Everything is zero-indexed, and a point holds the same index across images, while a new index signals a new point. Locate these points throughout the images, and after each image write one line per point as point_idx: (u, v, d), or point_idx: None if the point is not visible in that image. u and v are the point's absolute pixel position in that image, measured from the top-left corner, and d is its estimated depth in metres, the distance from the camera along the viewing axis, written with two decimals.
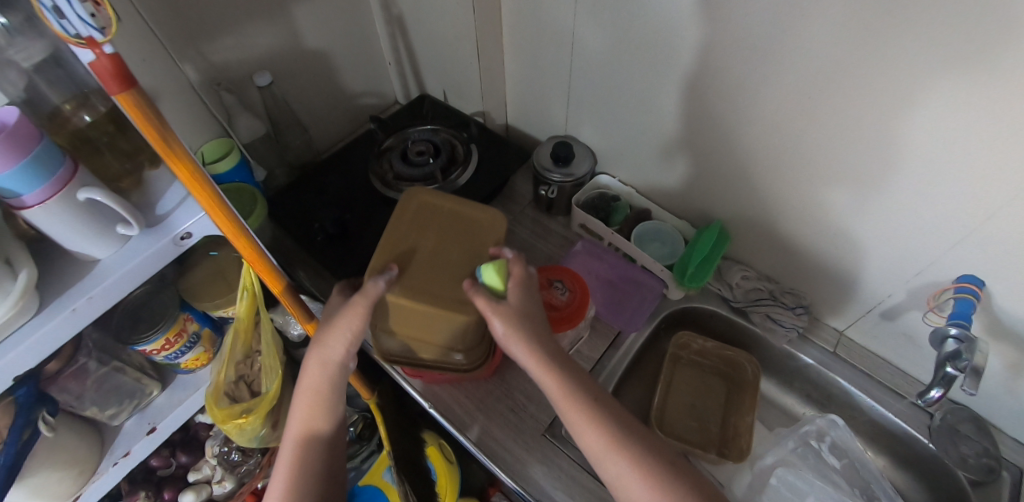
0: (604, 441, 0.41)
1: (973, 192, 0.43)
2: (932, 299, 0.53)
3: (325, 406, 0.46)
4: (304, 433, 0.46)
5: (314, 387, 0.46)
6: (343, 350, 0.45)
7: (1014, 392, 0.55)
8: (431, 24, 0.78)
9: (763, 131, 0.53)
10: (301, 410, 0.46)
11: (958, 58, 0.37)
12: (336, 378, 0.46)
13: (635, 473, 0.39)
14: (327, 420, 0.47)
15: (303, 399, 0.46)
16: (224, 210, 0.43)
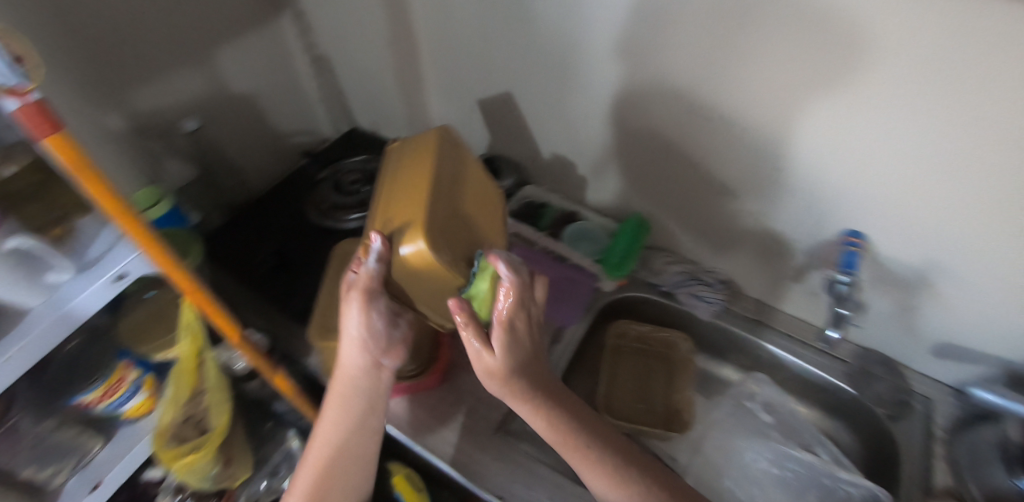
0: (596, 467, 0.45)
1: (843, 154, 0.50)
2: (827, 254, 0.60)
3: (352, 415, 0.48)
4: (326, 444, 0.48)
5: (341, 395, 0.48)
6: (367, 359, 0.47)
7: (905, 329, 0.63)
8: (355, 59, 0.83)
9: (669, 120, 0.61)
10: (330, 417, 0.48)
11: (803, 38, 0.45)
12: (364, 386, 0.48)
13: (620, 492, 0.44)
14: (349, 430, 0.48)
15: (330, 406, 0.48)
16: (158, 245, 0.43)
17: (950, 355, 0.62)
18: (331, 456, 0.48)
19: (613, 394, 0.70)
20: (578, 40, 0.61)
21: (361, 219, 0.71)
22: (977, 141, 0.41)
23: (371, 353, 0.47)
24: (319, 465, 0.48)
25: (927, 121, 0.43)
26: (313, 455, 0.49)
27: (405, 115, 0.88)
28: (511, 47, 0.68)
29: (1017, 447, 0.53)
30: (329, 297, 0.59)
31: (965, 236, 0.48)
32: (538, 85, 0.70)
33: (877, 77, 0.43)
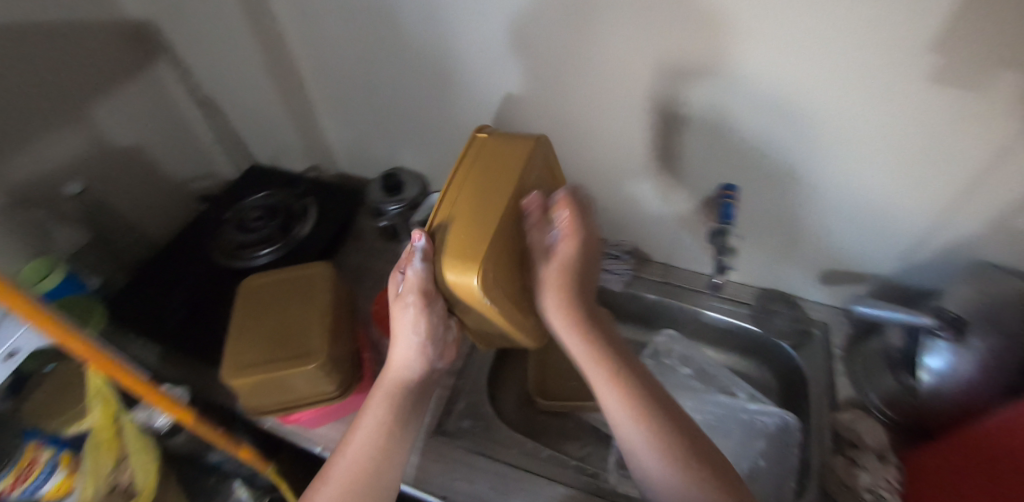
0: (620, 399, 0.48)
1: (698, 116, 0.60)
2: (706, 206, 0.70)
3: (393, 411, 0.51)
4: (362, 440, 0.50)
5: (386, 392, 0.52)
6: (415, 354, 0.50)
7: (775, 264, 0.75)
8: (242, 97, 0.84)
9: (552, 113, 0.68)
10: (371, 415, 0.50)
11: (638, 24, 0.53)
12: (408, 385, 0.52)
13: (641, 428, 0.47)
14: (387, 427, 0.50)
15: (373, 404, 0.51)
16: (42, 314, 0.40)
17: (836, 279, 0.73)
18: (367, 449, 0.49)
19: (546, 378, 0.72)
20: (454, 48, 0.66)
21: (270, 254, 0.72)
22: (822, 70, 0.49)
23: (418, 347, 0.49)
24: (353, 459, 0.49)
25: (767, 70, 0.52)
26: (351, 449, 0.50)
27: (303, 144, 0.89)
28: (390, 61, 0.71)
29: (899, 351, 0.64)
30: (238, 333, 0.57)
31: (835, 158, 0.57)
32: (423, 95, 0.74)
33: (715, 42, 0.51)
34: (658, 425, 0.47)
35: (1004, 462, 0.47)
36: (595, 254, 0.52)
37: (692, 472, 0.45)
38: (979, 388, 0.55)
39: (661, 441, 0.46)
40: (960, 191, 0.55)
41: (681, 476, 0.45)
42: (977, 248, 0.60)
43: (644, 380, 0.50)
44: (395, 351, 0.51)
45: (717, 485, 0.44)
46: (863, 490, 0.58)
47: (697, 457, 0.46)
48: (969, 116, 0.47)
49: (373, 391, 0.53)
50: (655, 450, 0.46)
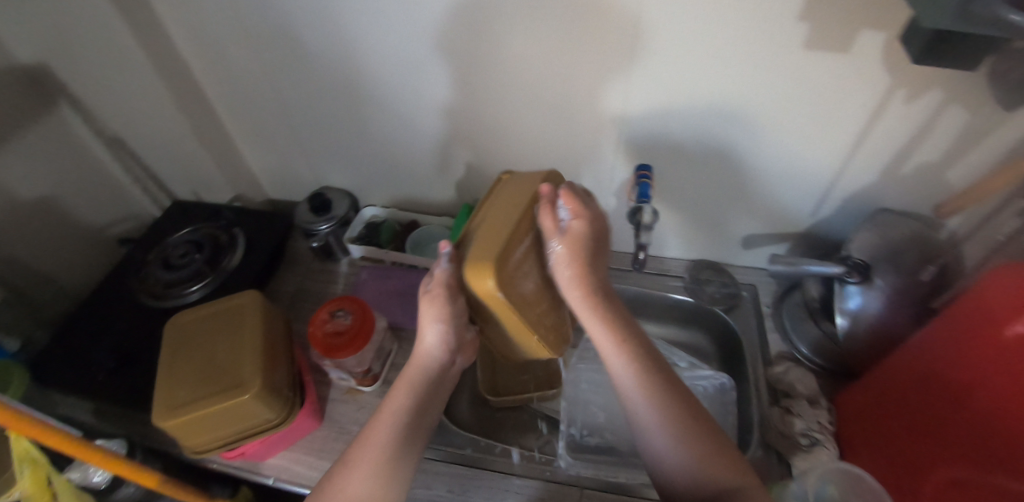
0: (631, 366, 0.50)
1: (604, 102, 0.63)
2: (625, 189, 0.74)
3: (421, 395, 0.52)
4: (387, 421, 0.50)
5: (414, 377, 0.52)
6: (441, 340, 0.50)
7: (695, 235, 0.80)
8: (150, 135, 0.81)
9: (466, 116, 0.70)
10: (397, 398, 0.51)
11: (537, 20, 0.56)
12: (435, 370, 0.53)
13: (646, 394, 0.49)
14: (415, 408, 0.51)
15: (397, 390, 0.52)
16: None
17: (755, 242, 0.78)
18: (389, 429, 0.50)
19: (497, 375, 0.72)
20: (360, 63, 0.66)
21: (201, 289, 0.72)
22: (707, 46, 0.54)
23: (443, 338, 0.50)
24: (377, 441, 0.49)
25: (675, 62, 0.57)
26: (376, 430, 0.50)
27: (222, 174, 0.86)
28: (300, 82, 0.71)
29: (818, 301, 0.69)
30: (167, 372, 0.55)
31: (745, 132, 0.63)
32: (339, 113, 0.74)
33: (622, 45, 0.56)
34: (661, 390, 0.49)
35: (910, 391, 0.53)
36: (606, 245, 0.53)
37: (684, 432, 0.48)
38: (890, 322, 0.61)
39: (661, 408, 0.49)
40: (850, 148, 0.62)
41: (676, 438, 0.47)
42: (869, 197, 0.67)
43: (653, 351, 0.52)
44: (422, 333, 0.51)
45: (709, 446, 0.47)
46: (799, 435, 0.61)
47: (694, 418, 0.48)
48: (850, 80, 0.54)
49: (398, 379, 0.53)
50: (658, 412, 0.49)
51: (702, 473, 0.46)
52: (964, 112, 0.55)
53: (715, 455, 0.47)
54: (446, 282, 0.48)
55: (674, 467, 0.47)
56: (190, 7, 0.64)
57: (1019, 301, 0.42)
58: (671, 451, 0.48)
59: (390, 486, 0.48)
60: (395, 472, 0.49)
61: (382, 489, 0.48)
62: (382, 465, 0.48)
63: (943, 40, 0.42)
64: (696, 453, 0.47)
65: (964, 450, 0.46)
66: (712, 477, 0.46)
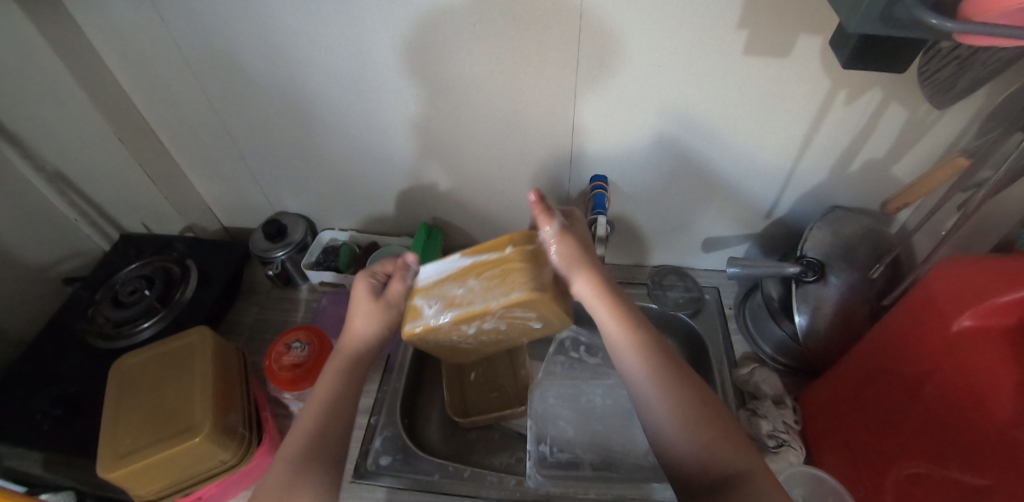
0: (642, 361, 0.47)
1: (552, 115, 0.63)
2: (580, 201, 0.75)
3: (351, 379, 0.51)
4: (312, 411, 0.48)
5: (342, 365, 0.52)
6: (372, 333, 0.53)
7: (652, 241, 0.81)
8: (87, 174, 0.76)
9: (417, 135, 0.69)
10: (323, 387, 0.50)
11: (478, 35, 0.55)
12: (363, 352, 0.53)
13: (644, 361, 0.47)
14: (343, 395, 0.49)
15: (325, 379, 0.51)
16: None
17: (713, 247, 0.80)
18: (315, 419, 0.47)
19: (466, 396, 0.72)
20: (303, 86, 0.64)
21: (153, 326, 0.70)
22: (652, 52, 0.54)
23: (371, 334, 0.53)
24: (305, 429, 0.47)
25: (620, 72, 0.56)
26: (302, 422, 0.48)
27: (172, 204, 0.84)
28: (246, 107, 0.69)
29: (777, 301, 0.69)
30: (112, 420, 0.52)
31: (693, 137, 0.63)
32: (289, 138, 0.73)
33: (569, 58, 0.56)
34: (657, 355, 0.47)
35: (861, 383, 0.53)
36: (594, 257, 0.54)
37: (686, 417, 0.43)
38: (850, 317, 0.61)
39: (657, 374, 0.46)
40: (798, 149, 0.62)
41: (671, 403, 0.44)
42: (816, 198, 0.69)
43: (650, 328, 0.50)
44: (354, 320, 0.54)
45: (701, 413, 0.43)
46: (766, 437, 0.60)
47: (676, 376, 0.46)
48: (790, 82, 0.55)
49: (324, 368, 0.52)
50: (652, 374, 0.46)
51: (696, 437, 0.42)
52: (904, 110, 0.56)
53: (719, 433, 0.42)
54: (395, 294, 0.54)
55: (676, 434, 0.43)
56: (123, 37, 0.62)
57: (962, 292, 0.43)
58: (668, 408, 0.44)
59: (317, 468, 0.45)
60: (325, 461, 0.45)
61: (305, 471, 0.44)
62: (309, 447, 0.46)
63: (873, 43, 0.41)
64: (686, 416, 0.43)
65: (917, 442, 0.45)
66: (702, 440, 0.42)
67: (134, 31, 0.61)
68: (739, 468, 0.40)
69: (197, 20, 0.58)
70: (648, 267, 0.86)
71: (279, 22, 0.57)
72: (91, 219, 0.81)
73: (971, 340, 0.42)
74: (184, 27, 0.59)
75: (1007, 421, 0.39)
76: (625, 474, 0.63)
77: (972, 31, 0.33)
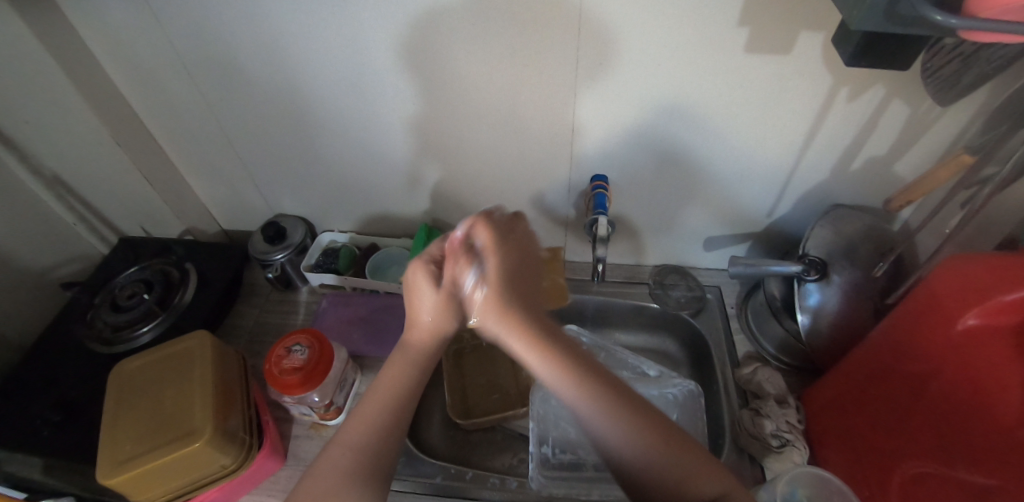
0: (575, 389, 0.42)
1: (552, 114, 0.62)
2: (580, 201, 0.75)
3: (423, 371, 0.48)
4: (381, 398, 0.46)
5: (415, 355, 0.49)
6: (441, 324, 0.49)
7: (653, 241, 0.81)
8: (84, 177, 0.75)
9: (415, 135, 0.68)
10: (394, 373, 0.47)
11: (476, 34, 0.54)
12: (435, 345, 0.50)
13: (578, 388, 0.43)
14: (412, 386, 0.47)
15: (397, 365, 0.48)
16: None
17: (715, 246, 0.80)
18: (381, 407, 0.45)
19: (468, 398, 0.72)
20: (300, 88, 0.64)
21: (152, 330, 0.70)
22: (651, 49, 0.53)
23: (442, 327, 0.50)
24: (370, 415, 0.45)
25: (619, 70, 0.56)
26: (369, 407, 0.45)
27: (170, 208, 0.83)
28: (243, 109, 0.68)
29: (780, 299, 0.69)
30: (111, 425, 0.52)
31: (694, 135, 0.62)
32: (287, 140, 0.72)
33: (567, 57, 0.55)
34: (591, 379, 0.43)
35: (867, 383, 0.52)
36: (522, 282, 0.49)
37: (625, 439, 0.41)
38: (852, 316, 0.61)
39: (594, 398, 0.42)
40: (800, 147, 0.62)
41: (611, 427, 0.41)
42: (817, 196, 0.68)
43: (583, 355, 0.45)
44: (421, 313, 0.50)
45: (654, 425, 0.42)
46: (769, 437, 0.60)
47: (614, 396, 0.42)
48: (791, 79, 0.54)
49: (394, 354, 0.50)
50: (589, 399, 0.42)
51: (649, 452, 0.40)
52: (906, 107, 0.55)
53: (684, 449, 0.41)
54: (452, 278, 0.49)
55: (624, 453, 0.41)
56: (119, 40, 0.62)
57: (966, 291, 0.42)
58: (609, 430, 0.41)
59: (376, 464, 0.42)
60: (385, 454, 0.43)
61: (367, 466, 0.42)
62: (372, 440, 0.43)
63: (876, 39, 0.41)
64: (629, 435, 0.41)
65: (923, 443, 0.45)
66: (655, 456, 0.40)
67: (130, 33, 0.61)
68: (687, 474, 0.40)
69: (193, 22, 0.58)
70: (649, 266, 0.86)
71: (276, 23, 0.56)
72: (89, 223, 0.81)
73: (976, 338, 0.42)
74: (181, 29, 0.59)
75: (1014, 420, 0.38)
76: None
77: (978, 27, 0.32)
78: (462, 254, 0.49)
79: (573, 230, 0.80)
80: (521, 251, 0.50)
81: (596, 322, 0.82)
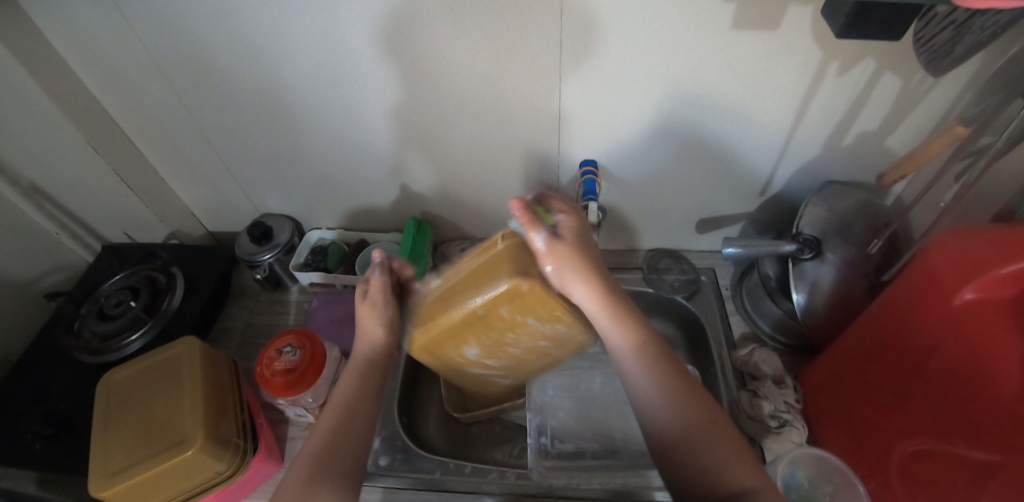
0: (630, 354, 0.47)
1: (535, 101, 0.61)
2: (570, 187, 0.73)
3: (368, 383, 0.51)
4: (332, 412, 0.49)
5: (357, 368, 0.51)
6: (383, 332, 0.51)
7: (643, 227, 0.80)
8: (61, 185, 0.73)
9: (399, 127, 0.67)
10: (342, 389, 0.50)
11: (457, 19, 0.52)
12: (377, 356, 0.52)
13: (635, 348, 0.47)
14: (359, 399, 0.50)
15: (343, 383, 0.51)
16: None
17: (708, 227, 0.79)
18: (331, 423, 0.48)
19: (464, 391, 0.71)
20: (277, 83, 0.62)
21: (142, 337, 0.69)
22: (637, 24, 0.51)
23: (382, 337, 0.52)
24: (326, 427, 0.48)
25: (604, 53, 0.54)
26: (322, 424, 0.48)
27: (154, 211, 0.82)
28: (219, 108, 0.66)
29: (775, 279, 0.68)
30: (102, 438, 0.51)
31: (685, 115, 0.61)
32: (268, 137, 0.70)
33: (552, 41, 0.54)
34: (652, 354, 0.47)
35: (863, 360, 0.52)
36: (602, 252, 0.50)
37: (675, 395, 0.45)
38: (847, 295, 0.60)
39: (648, 366, 0.46)
40: (790, 125, 0.61)
41: (667, 404, 0.45)
42: (811, 173, 0.67)
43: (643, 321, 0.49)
44: (364, 324, 0.52)
45: (693, 399, 0.45)
46: (767, 418, 0.59)
47: (663, 364, 0.47)
48: (780, 56, 0.53)
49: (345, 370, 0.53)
50: (651, 388, 0.46)
51: (683, 424, 0.44)
52: (897, 79, 0.54)
53: (721, 438, 0.43)
54: (382, 291, 0.51)
55: (660, 423, 0.45)
56: (87, 41, 0.59)
57: (962, 265, 0.42)
58: (667, 418, 0.44)
59: (334, 470, 0.45)
60: (342, 464, 0.46)
61: (326, 475, 0.44)
62: (327, 449, 0.46)
63: (868, 8, 0.39)
64: (675, 411, 0.44)
65: (921, 419, 0.45)
66: (693, 429, 0.43)
67: (98, 35, 0.58)
68: (704, 434, 0.43)
69: (162, 19, 0.55)
70: (642, 251, 0.85)
71: (247, 18, 0.54)
72: (72, 231, 0.79)
73: (978, 313, 0.41)
74: (149, 27, 0.56)
75: (1014, 395, 0.38)
76: (627, 462, 0.62)
77: None
78: (528, 223, 0.43)
79: None
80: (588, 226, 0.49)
81: None
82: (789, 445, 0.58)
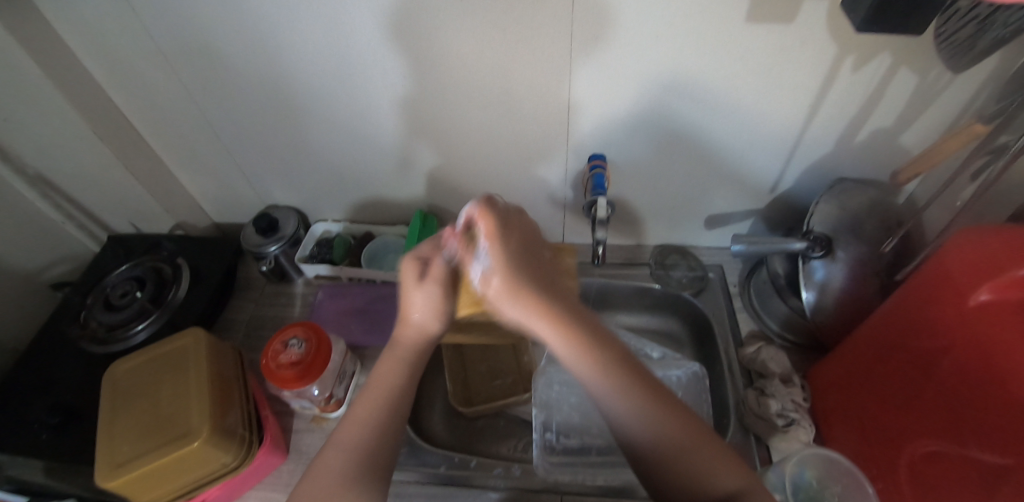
0: (595, 375, 0.41)
1: (543, 92, 0.60)
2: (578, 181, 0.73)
3: (412, 373, 0.48)
4: (372, 400, 0.45)
5: (404, 355, 0.48)
6: (432, 322, 0.48)
7: (651, 222, 0.79)
8: (66, 175, 0.73)
9: (405, 119, 0.66)
10: (384, 376, 0.47)
11: (464, 9, 0.52)
12: (424, 344, 0.49)
13: (593, 369, 0.41)
14: (403, 390, 0.46)
15: (385, 369, 0.47)
16: None
17: (716, 223, 0.78)
18: (372, 413, 0.44)
19: (470, 386, 0.72)
20: (282, 74, 0.61)
21: (148, 328, 0.69)
22: (648, 15, 0.50)
23: (429, 326, 0.48)
24: (364, 416, 0.44)
25: (614, 45, 0.53)
26: (359, 411, 0.45)
27: (159, 203, 0.81)
28: (224, 98, 0.66)
29: (784, 277, 0.69)
30: (108, 428, 0.51)
31: (695, 109, 0.60)
32: (274, 128, 0.70)
33: (561, 32, 0.53)
34: (609, 363, 0.41)
35: (874, 360, 0.52)
36: (538, 258, 0.45)
37: (641, 403, 0.40)
38: (859, 293, 0.60)
39: (607, 378, 0.41)
40: (803, 121, 0.60)
41: (637, 416, 0.40)
42: (823, 170, 0.66)
43: (595, 324, 0.43)
44: (410, 309, 0.48)
45: (675, 413, 0.41)
46: (775, 416, 0.59)
47: (625, 372, 0.41)
48: (794, 50, 0.52)
49: (385, 352, 0.49)
50: (621, 401, 0.40)
51: (664, 438, 0.40)
52: (914, 75, 0.53)
53: (700, 441, 0.40)
54: (441, 279, 0.47)
55: (638, 440, 0.40)
56: (92, 29, 0.59)
57: (978, 267, 0.41)
58: (641, 431, 0.40)
59: (371, 466, 0.42)
60: (380, 459, 0.43)
61: (364, 472, 0.41)
62: (366, 442, 0.43)
63: (890, 1, 0.39)
64: (648, 422, 0.40)
65: (932, 422, 0.44)
66: (672, 441, 0.40)
67: (103, 23, 0.58)
68: (684, 443, 0.39)
69: (167, 7, 0.55)
70: (649, 247, 0.84)
71: (252, 6, 0.53)
72: (78, 222, 0.79)
73: (991, 314, 0.40)
74: (154, 15, 0.56)
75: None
76: None
77: None
78: (464, 251, 0.46)
79: (571, 212, 0.79)
80: (519, 233, 0.45)
81: (597, 305, 0.82)
82: (796, 444, 0.59)
